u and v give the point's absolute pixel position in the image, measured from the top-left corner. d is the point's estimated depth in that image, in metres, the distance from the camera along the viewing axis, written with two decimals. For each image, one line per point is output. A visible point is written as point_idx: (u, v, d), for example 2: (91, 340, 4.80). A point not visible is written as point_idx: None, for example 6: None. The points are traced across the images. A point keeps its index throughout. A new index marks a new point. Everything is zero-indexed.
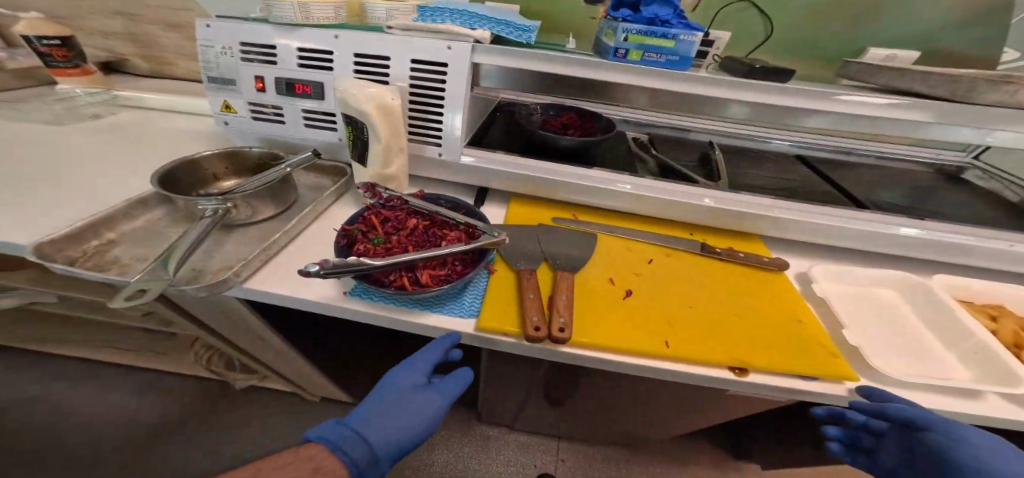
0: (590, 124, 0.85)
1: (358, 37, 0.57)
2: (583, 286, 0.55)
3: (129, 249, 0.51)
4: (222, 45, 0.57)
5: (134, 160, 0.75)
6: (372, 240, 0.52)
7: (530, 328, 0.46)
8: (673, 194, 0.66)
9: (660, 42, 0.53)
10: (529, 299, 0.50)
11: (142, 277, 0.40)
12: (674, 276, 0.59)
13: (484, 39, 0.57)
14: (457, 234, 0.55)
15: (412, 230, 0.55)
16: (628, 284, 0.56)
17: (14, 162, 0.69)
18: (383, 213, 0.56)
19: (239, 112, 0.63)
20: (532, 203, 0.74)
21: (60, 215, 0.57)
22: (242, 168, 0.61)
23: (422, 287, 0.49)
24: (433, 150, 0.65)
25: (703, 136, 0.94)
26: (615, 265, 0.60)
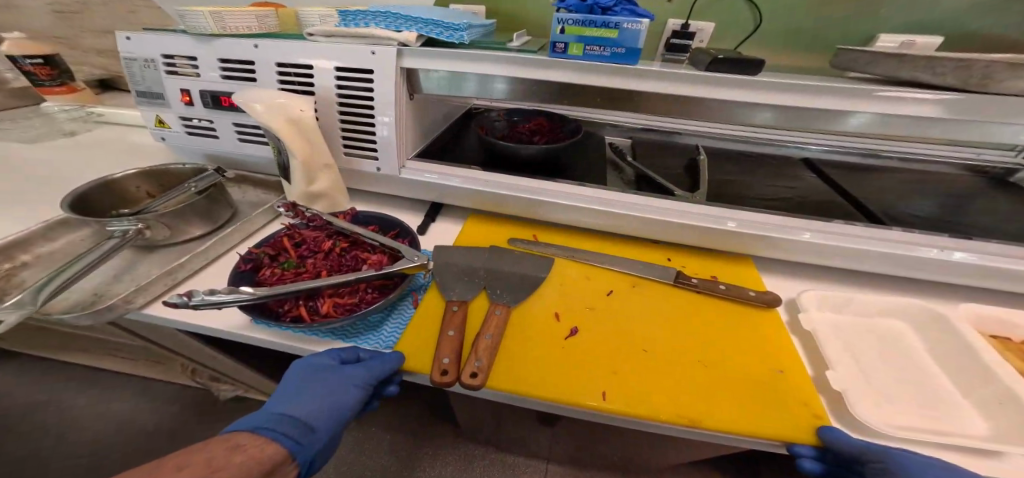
0: (560, 129, 0.78)
1: (277, 46, 0.53)
2: (518, 319, 0.48)
3: (40, 272, 0.47)
4: (145, 58, 0.55)
5: (94, 174, 0.74)
6: (282, 265, 0.48)
7: (436, 372, 0.39)
8: (639, 208, 0.58)
9: (601, 33, 0.46)
10: (448, 337, 0.43)
11: (9, 308, 0.37)
12: (634, 310, 0.49)
13: (410, 41, 0.52)
14: (377, 258, 0.50)
15: (328, 253, 0.50)
16: (575, 321, 0.48)
17: None
18: (302, 234, 0.52)
19: (173, 127, 0.61)
20: (490, 220, 0.68)
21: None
22: (172, 185, 0.58)
23: (321, 317, 0.44)
24: (371, 165, 0.60)
25: (693, 139, 0.85)
26: (563, 295, 0.52)
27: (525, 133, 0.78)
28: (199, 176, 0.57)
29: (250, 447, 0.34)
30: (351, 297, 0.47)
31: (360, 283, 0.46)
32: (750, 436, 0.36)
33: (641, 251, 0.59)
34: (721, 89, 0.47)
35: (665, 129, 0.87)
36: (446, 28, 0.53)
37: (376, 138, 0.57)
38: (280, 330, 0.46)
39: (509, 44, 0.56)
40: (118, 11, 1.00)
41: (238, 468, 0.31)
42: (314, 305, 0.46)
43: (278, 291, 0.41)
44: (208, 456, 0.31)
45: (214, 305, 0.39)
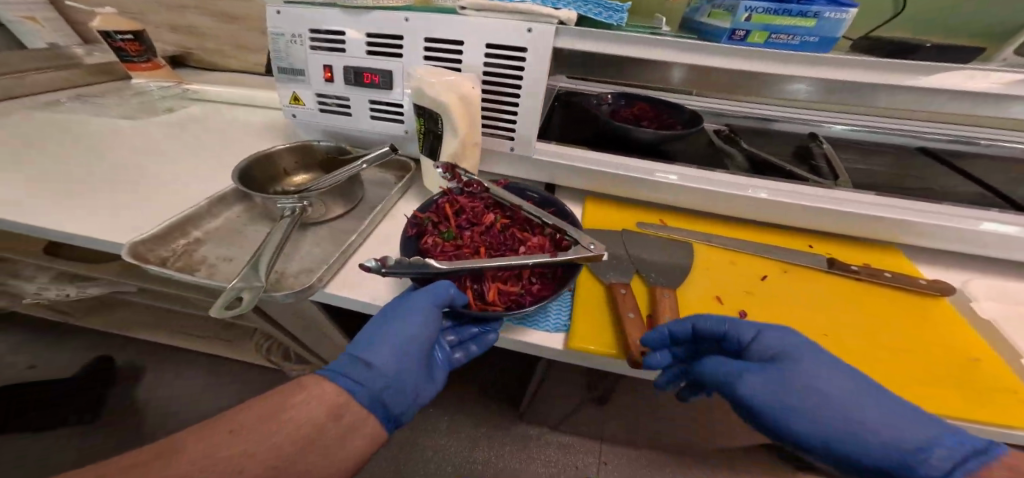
0: (666, 115, 0.74)
1: (428, 21, 0.52)
2: (685, 306, 0.47)
3: (216, 248, 0.47)
4: (290, 32, 0.55)
5: (191, 143, 0.72)
6: (442, 234, 0.48)
7: (634, 352, 0.40)
8: (783, 194, 0.56)
9: (795, 22, 0.45)
10: (629, 319, 0.43)
11: (238, 282, 0.38)
12: (798, 296, 0.48)
13: (569, 20, 0.49)
14: (540, 240, 0.49)
15: (488, 228, 0.50)
16: (741, 304, 0.47)
17: (84, 146, 0.68)
18: (460, 202, 0.52)
19: (307, 104, 0.61)
20: (609, 203, 0.66)
21: (130, 201, 0.55)
22: (312, 164, 0.59)
23: (488, 305, 0.45)
24: (506, 145, 0.60)
25: (790, 126, 0.78)
26: (720, 279, 0.51)
27: (627, 121, 0.74)
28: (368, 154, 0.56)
29: (311, 386, 0.37)
30: (514, 283, 0.47)
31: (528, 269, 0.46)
32: (966, 423, 0.37)
33: (776, 238, 0.59)
34: (908, 76, 0.45)
35: (757, 116, 0.80)
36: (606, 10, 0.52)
37: (516, 117, 0.56)
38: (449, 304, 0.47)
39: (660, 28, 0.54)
40: None
41: (299, 410, 0.35)
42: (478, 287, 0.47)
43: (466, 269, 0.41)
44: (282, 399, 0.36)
45: (397, 274, 0.40)
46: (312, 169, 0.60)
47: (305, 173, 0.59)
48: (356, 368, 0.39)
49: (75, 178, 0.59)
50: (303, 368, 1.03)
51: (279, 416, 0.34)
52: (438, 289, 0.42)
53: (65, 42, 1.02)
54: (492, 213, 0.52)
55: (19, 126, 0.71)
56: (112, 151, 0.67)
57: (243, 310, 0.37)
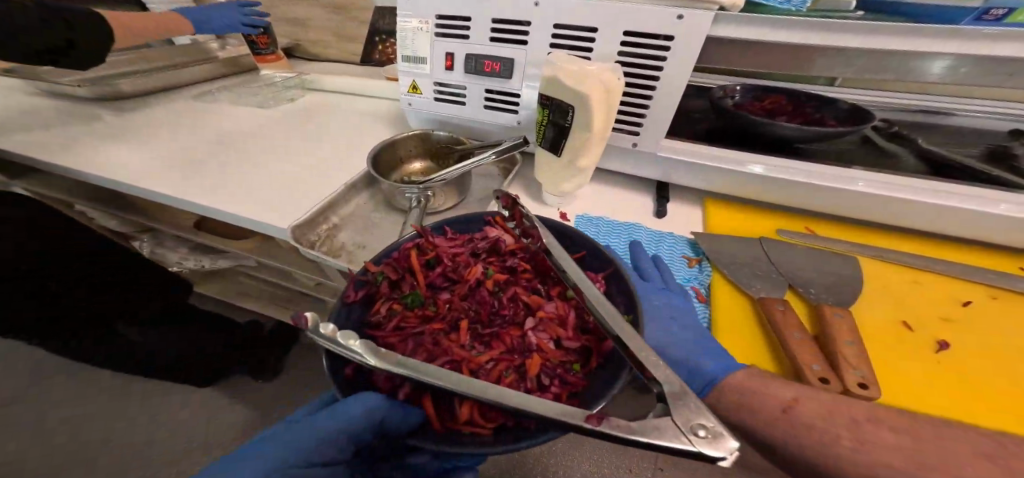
0: (809, 108, 0.64)
1: (562, 5, 0.48)
2: (866, 333, 0.39)
3: (352, 235, 0.49)
4: (418, 21, 0.56)
5: (310, 130, 0.76)
6: (408, 300, 0.41)
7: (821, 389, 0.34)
8: (991, 202, 0.45)
9: None
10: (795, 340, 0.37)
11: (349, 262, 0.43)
12: (1019, 330, 0.39)
13: (733, 5, 0.43)
14: (553, 311, 0.40)
15: (474, 285, 0.42)
16: (936, 333, 0.39)
17: (224, 131, 0.75)
18: (436, 250, 0.44)
19: (424, 93, 0.62)
20: (737, 205, 0.59)
21: (266, 184, 0.58)
22: (429, 154, 0.60)
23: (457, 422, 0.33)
24: (629, 139, 0.55)
25: (974, 119, 0.63)
26: (906, 302, 0.42)
27: (759, 114, 0.65)
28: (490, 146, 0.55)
29: None
30: (516, 385, 0.36)
31: (535, 359, 0.36)
32: None
33: (965, 257, 0.48)
34: None
35: (923, 108, 0.66)
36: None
37: (646, 109, 0.52)
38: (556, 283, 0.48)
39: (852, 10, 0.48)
40: None
41: None
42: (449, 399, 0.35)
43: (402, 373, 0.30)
44: None
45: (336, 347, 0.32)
46: (428, 159, 0.60)
47: (420, 162, 0.60)
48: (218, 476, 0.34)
49: (221, 160, 0.65)
50: None
51: None
52: (368, 400, 0.33)
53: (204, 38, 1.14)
54: (485, 267, 0.44)
55: (178, 113, 0.80)
56: (250, 137, 0.72)
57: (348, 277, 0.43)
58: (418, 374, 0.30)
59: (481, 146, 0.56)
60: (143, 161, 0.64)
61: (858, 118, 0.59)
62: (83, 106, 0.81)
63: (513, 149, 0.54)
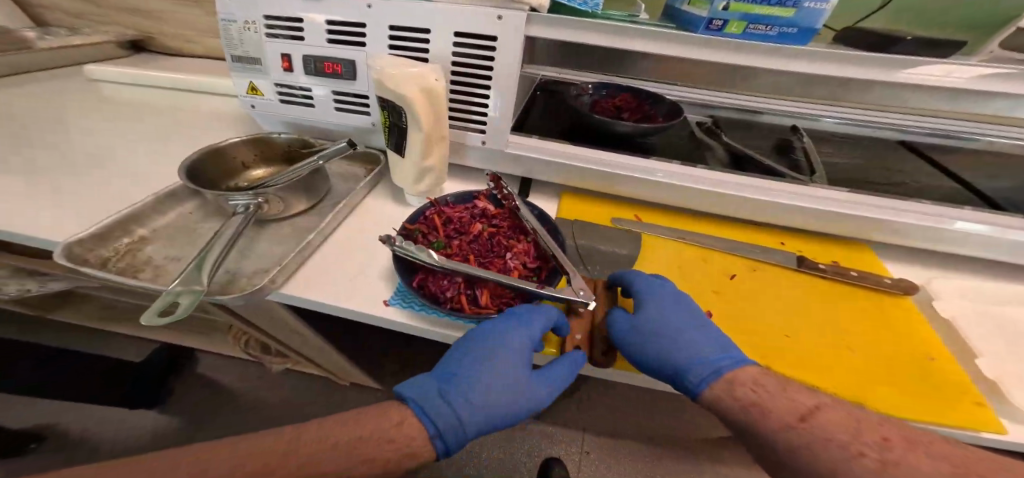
0: (647, 107, 0.71)
1: (392, 8, 0.49)
2: None
3: (164, 248, 0.46)
4: (245, 20, 0.53)
5: (139, 135, 0.67)
6: (433, 243, 0.47)
7: (598, 353, 0.42)
8: (764, 192, 0.55)
9: (771, 12, 0.45)
10: (578, 316, 0.45)
11: (175, 285, 0.37)
12: (766, 294, 0.48)
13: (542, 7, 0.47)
14: (524, 246, 0.49)
15: (476, 236, 0.49)
16: (708, 304, 0.47)
17: (18, 134, 0.63)
18: (447, 213, 0.50)
19: (267, 95, 0.59)
20: (583, 198, 0.64)
21: (61, 198, 0.51)
22: (271, 156, 0.58)
23: (481, 309, 0.43)
24: (477, 138, 0.57)
25: (777, 120, 0.75)
26: (688, 280, 0.50)
27: (606, 112, 0.69)
28: (326, 148, 0.54)
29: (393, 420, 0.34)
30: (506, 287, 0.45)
31: (517, 270, 0.46)
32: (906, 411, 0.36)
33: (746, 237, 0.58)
34: (879, 70, 0.45)
35: (745, 107, 0.77)
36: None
37: (487, 110, 0.54)
38: (429, 313, 0.45)
39: (636, 14, 0.54)
40: None
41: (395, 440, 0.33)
42: (474, 294, 0.44)
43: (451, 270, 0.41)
44: (378, 426, 0.33)
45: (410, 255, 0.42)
46: (272, 163, 0.58)
47: (264, 167, 0.58)
48: (435, 404, 0.36)
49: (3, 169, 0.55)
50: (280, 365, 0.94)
51: (357, 448, 0.32)
52: (535, 319, 0.40)
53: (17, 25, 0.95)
54: (480, 223, 0.50)
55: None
56: (55, 141, 0.62)
57: (178, 317, 0.36)
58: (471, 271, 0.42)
59: (319, 148, 0.55)
60: None
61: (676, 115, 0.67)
62: None
63: (346, 152, 0.54)
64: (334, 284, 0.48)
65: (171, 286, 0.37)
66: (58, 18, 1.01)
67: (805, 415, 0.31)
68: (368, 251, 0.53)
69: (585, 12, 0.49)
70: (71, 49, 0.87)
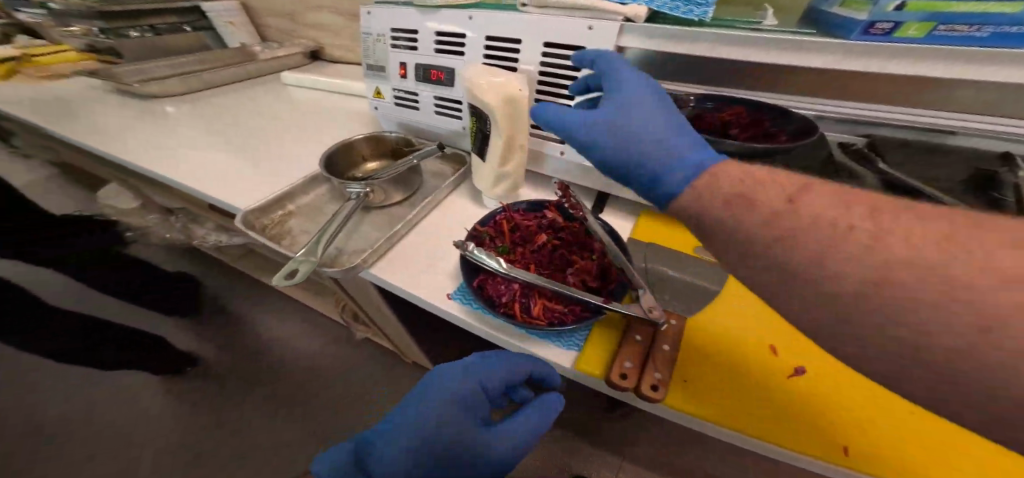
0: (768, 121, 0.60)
1: (490, 19, 0.52)
2: (728, 349, 0.43)
3: (302, 222, 0.59)
4: (376, 33, 0.63)
5: (301, 129, 0.86)
6: (497, 247, 0.49)
7: (647, 385, 0.38)
8: None
9: (984, 8, 0.33)
10: (633, 342, 0.42)
11: (298, 256, 0.46)
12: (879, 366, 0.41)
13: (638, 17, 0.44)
14: (587, 264, 0.47)
15: (541, 246, 0.49)
16: (799, 359, 0.42)
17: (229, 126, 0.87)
18: (516, 219, 0.52)
19: (387, 98, 0.69)
20: (666, 221, 0.58)
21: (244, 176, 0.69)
22: (383, 152, 0.67)
23: (531, 319, 0.43)
24: (557, 148, 0.57)
25: (968, 144, 0.56)
26: (784, 330, 0.44)
27: (711, 134, 0.63)
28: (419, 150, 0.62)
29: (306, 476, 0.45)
30: (562, 301, 0.45)
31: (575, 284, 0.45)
32: None
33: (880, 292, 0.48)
34: None
35: (920, 125, 0.58)
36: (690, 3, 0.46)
37: None
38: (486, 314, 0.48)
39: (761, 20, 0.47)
40: None
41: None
42: (528, 302, 0.45)
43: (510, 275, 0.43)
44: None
45: (476, 256, 0.45)
46: (383, 158, 0.67)
47: (376, 162, 0.67)
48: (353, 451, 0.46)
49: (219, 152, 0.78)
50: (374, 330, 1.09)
51: None
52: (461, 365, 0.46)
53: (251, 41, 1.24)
54: (546, 234, 0.51)
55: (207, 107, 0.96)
56: (249, 132, 0.84)
57: (298, 282, 0.45)
58: (528, 278, 0.43)
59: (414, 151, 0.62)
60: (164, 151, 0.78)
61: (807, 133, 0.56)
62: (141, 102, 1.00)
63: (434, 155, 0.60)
64: (410, 270, 0.54)
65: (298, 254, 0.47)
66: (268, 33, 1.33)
67: (901, 269, 0.25)
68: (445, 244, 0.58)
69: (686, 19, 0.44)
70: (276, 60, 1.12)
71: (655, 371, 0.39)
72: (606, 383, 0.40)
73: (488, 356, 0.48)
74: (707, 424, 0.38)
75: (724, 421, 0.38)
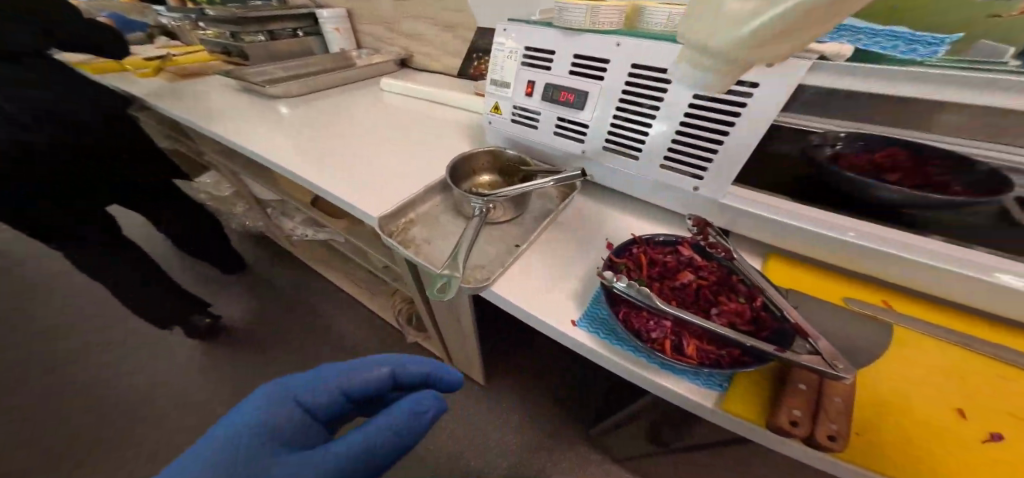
0: (935, 169, 0.56)
1: (640, 46, 0.51)
2: (911, 410, 0.40)
3: (422, 230, 0.61)
4: (509, 50, 0.64)
5: (404, 140, 0.91)
6: (637, 279, 0.49)
7: (823, 433, 0.36)
8: None
9: None
10: (797, 388, 0.40)
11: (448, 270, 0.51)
12: None
13: (842, 55, 0.44)
14: (735, 306, 0.47)
15: (683, 283, 0.50)
16: (996, 424, 0.39)
17: (340, 133, 0.94)
18: (653, 255, 0.52)
19: (504, 114, 0.69)
20: (804, 266, 0.58)
21: (363, 182, 0.75)
22: (498, 166, 0.71)
23: (684, 358, 0.43)
24: (690, 182, 0.56)
25: None
26: (976, 391, 0.41)
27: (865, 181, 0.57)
28: (557, 173, 0.59)
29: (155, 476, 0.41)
30: (712, 343, 0.45)
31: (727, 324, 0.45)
32: None
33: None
34: None
35: None
36: (917, 42, 0.46)
37: (716, 154, 0.52)
38: (622, 347, 0.47)
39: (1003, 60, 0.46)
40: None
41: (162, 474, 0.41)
42: (675, 339, 0.45)
43: (662, 308, 0.44)
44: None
45: (620, 288, 0.46)
46: (495, 172, 0.71)
47: (488, 174, 0.71)
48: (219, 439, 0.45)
49: (333, 158, 0.84)
50: (437, 338, 1.11)
51: None
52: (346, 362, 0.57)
53: (350, 47, 1.41)
54: (686, 272, 0.51)
55: (316, 113, 1.04)
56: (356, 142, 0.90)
57: (450, 296, 0.50)
58: (682, 315, 0.43)
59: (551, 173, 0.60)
60: (283, 152, 0.87)
61: (997, 191, 0.51)
62: (257, 102, 1.10)
63: (576, 179, 0.58)
64: (530, 290, 0.54)
65: (444, 269, 0.52)
66: (365, 41, 1.39)
67: None
68: (561, 266, 0.57)
69: (914, 62, 0.43)
70: (374, 67, 1.24)
71: (831, 421, 0.37)
72: (772, 429, 0.38)
73: (342, 370, 0.54)
74: None
75: None
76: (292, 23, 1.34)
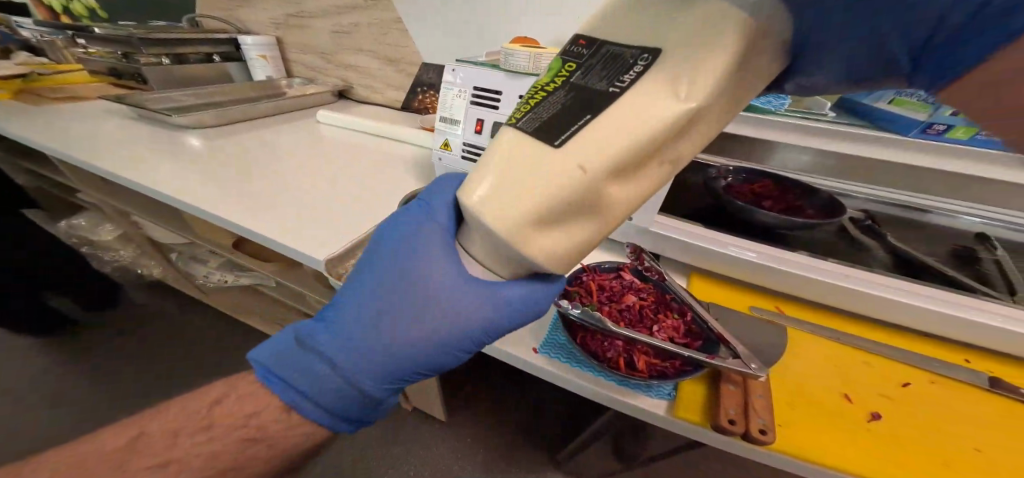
0: (793, 195, 0.69)
1: None
2: (812, 402, 0.49)
3: None
4: (458, 89, 0.68)
5: (346, 175, 0.88)
6: (588, 304, 0.54)
7: (754, 428, 0.42)
8: (955, 306, 0.52)
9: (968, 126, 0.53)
10: (729, 389, 0.46)
11: None
12: (942, 407, 0.48)
13: None
14: (672, 322, 0.54)
15: (627, 305, 0.55)
16: (872, 405, 0.49)
17: (274, 167, 0.89)
18: (599, 281, 0.57)
19: (453, 151, 0.71)
20: (719, 282, 0.66)
21: (303, 221, 0.71)
22: None
23: (636, 372, 0.48)
24: None
25: (953, 223, 0.66)
26: (854, 378, 0.51)
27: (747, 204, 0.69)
28: None
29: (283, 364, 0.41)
30: (657, 356, 0.50)
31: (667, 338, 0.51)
32: None
33: (910, 358, 0.53)
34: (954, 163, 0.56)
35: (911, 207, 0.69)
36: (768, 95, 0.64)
37: None
38: (582, 367, 0.51)
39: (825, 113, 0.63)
40: (373, 34, 1.10)
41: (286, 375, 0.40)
42: (626, 356, 0.50)
43: (612, 329, 0.48)
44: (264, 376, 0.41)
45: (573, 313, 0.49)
46: None
47: None
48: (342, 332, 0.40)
49: (266, 195, 0.79)
50: None
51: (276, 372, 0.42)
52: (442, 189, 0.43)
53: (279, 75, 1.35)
54: (629, 294, 0.57)
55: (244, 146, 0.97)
56: (292, 178, 0.86)
57: None
58: (630, 333, 0.48)
59: None
60: (206, 188, 0.80)
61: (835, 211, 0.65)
62: (170, 131, 1.00)
63: None
64: None
65: None
66: (298, 69, 1.34)
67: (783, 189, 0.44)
68: None
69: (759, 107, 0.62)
70: (306, 98, 1.20)
71: (756, 415, 0.43)
72: (714, 427, 0.43)
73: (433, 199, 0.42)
74: (809, 464, 0.44)
75: (826, 461, 0.43)
76: (212, 48, 1.25)
